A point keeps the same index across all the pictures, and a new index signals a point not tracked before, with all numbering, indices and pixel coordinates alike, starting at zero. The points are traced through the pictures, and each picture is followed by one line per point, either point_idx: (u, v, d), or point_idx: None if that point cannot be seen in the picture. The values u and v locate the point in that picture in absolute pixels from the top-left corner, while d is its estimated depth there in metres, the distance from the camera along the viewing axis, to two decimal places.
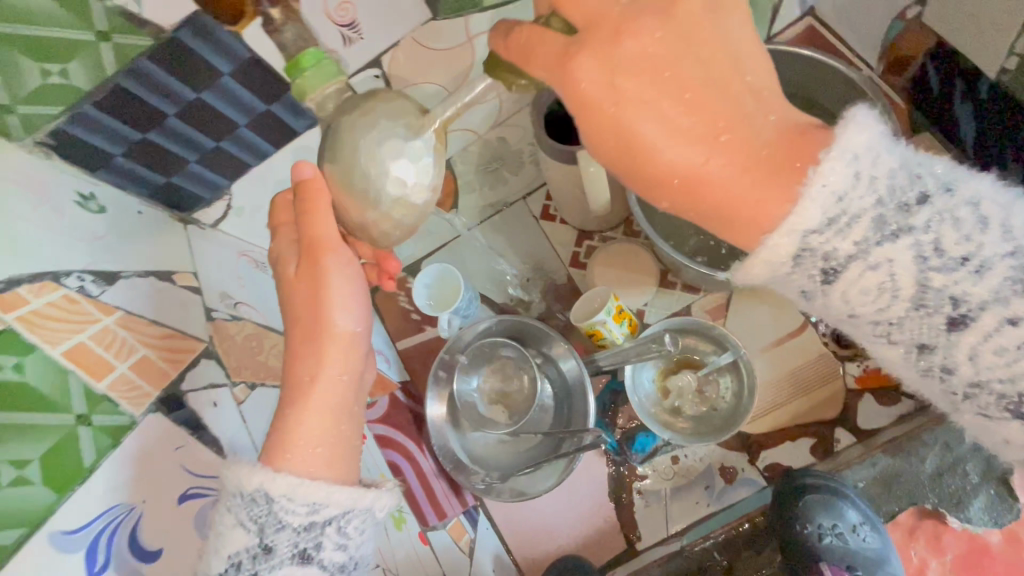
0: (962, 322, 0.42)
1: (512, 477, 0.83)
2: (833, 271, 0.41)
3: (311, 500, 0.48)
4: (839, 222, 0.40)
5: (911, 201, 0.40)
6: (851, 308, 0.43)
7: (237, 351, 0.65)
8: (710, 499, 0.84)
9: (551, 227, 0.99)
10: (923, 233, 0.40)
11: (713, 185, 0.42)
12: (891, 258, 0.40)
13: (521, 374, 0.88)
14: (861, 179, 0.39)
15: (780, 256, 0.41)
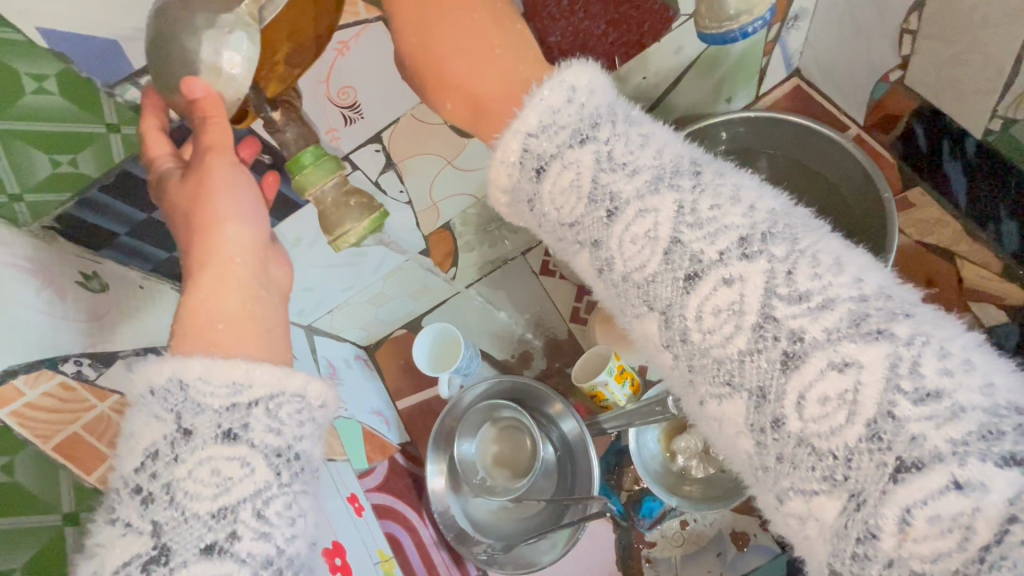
0: (792, 360, 0.36)
1: (516, 547, 0.80)
2: (541, 167, 0.46)
3: (229, 379, 0.43)
4: (548, 128, 0.46)
5: (588, 130, 0.45)
6: (624, 266, 0.44)
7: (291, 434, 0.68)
8: (722, 567, 0.80)
9: (551, 282, 0.99)
10: (602, 143, 0.44)
11: (481, 98, 0.54)
12: (552, 151, 0.46)
13: (522, 436, 0.87)
14: (572, 102, 0.46)
15: (507, 158, 0.48)
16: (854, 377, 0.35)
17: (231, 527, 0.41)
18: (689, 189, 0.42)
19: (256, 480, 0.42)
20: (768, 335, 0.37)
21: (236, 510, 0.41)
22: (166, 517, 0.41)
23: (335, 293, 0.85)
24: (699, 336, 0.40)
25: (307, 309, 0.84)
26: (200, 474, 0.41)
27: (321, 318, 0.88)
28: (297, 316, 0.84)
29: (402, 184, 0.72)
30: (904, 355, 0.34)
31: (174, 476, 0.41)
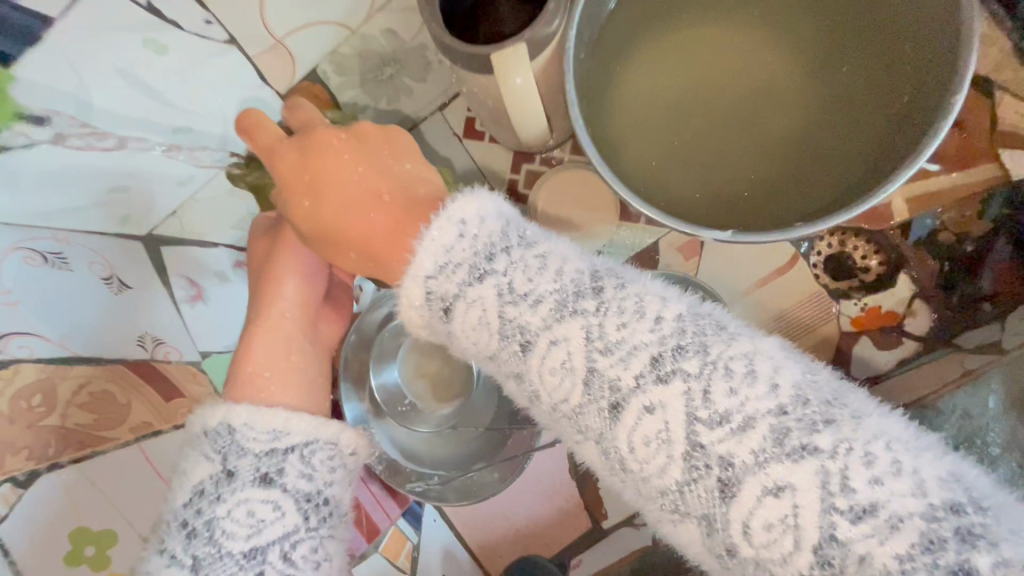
0: (728, 488, 0.36)
1: (457, 476, 0.68)
2: (448, 308, 0.42)
3: (271, 424, 0.47)
4: (447, 268, 0.42)
5: (485, 263, 0.42)
6: (551, 399, 0.41)
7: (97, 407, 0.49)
8: None
9: (478, 146, 0.75)
10: (502, 276, 0.41)
11: (374, 242, 0.48)
12: (483, 296, 0.41)
13: (453, 350, 0.72)
14: (465, 236, 0.43)
15: (413, 301, 0.44)
16: (790, 500, 0.34)
17: (261, 567, 0.44)
18: (595, 311, 0.40)
19: (286, 521, 0.45)
20: (700, 463, 0.36)
21: (265, 550, 0.44)
22: (204, 552, 0.43)
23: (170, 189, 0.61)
24: (636, 464, 0.39)
25: (134, 215, 0.59)
26: (236, 512, 0.44)
27: (165, 224, 0.65)
28: (121, 225, 0.59)
29: (202, 9, 0.53)
30: (832, 467, 0.34)
31: (214, 511, 0.44)
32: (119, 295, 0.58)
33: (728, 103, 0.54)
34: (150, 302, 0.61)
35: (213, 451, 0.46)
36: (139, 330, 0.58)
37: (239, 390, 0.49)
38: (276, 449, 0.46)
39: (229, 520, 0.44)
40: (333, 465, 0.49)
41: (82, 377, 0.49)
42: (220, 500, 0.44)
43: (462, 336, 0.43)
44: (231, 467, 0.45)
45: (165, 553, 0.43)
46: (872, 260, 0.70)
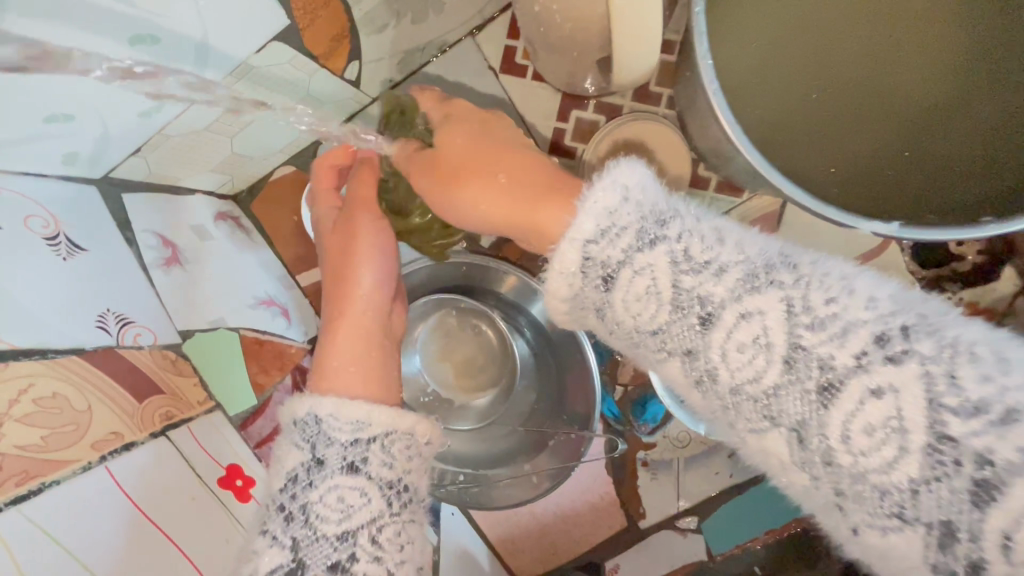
0: (987, 489, 0.25)
1: (488, 477, 0.59)
2: (609, 275, 0.34)
3: (355, 414, 0.39)
4: (611, 231, 0.34)
5: (657, 224, 0.33)
6: (730, 380, 0.31)
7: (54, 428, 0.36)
8: (732, 469, 0.67)
9: (521, 86, 0.63)
10: (675, 241, 0.33)
11: (524, 213, 0.41)
12: (649, 262, 0.33)
13: (482, 329, 0.62)
14: (629, 200, 0.34)
15: (563, 270, 0.36)
16: None
17: (352, 551, 0.36)
18: (794, 283, 0.30)
19: (372, 507, 0.37)
20: (950, 462, 0.26)
21: (355, 534, 0.36)
22: (301, 535, 0.36)
23: (128, 121, 0.47)
24: (846, 457, 0.28)
25: (84, 154, 0.47)
26: (328, 498, 0.37)
27: (125, 165, 0.52)
28: (69, 166, 0.47)
29: None
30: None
31: (307, 498, 0.37)
32: (69, 262, 0.45)
33: (868, 72, 0.48)
34: (109, 270, 0.49)
35: (303, 441, 0.39)
36: (99, 308, 0.45)
37: (319, 380, 0.42)
38: (361, 439, 0.39)
39: (321, 504, 0.37)
40: (412, 454, 0.40)
41: (25, 378, 0.36)
42: (311, 486, 0.37)
43: (618, 310, 0.35)
44: (321, 454, 0.38)
45: (265, 535, 0.37)
46: (971, 249, 0.61)
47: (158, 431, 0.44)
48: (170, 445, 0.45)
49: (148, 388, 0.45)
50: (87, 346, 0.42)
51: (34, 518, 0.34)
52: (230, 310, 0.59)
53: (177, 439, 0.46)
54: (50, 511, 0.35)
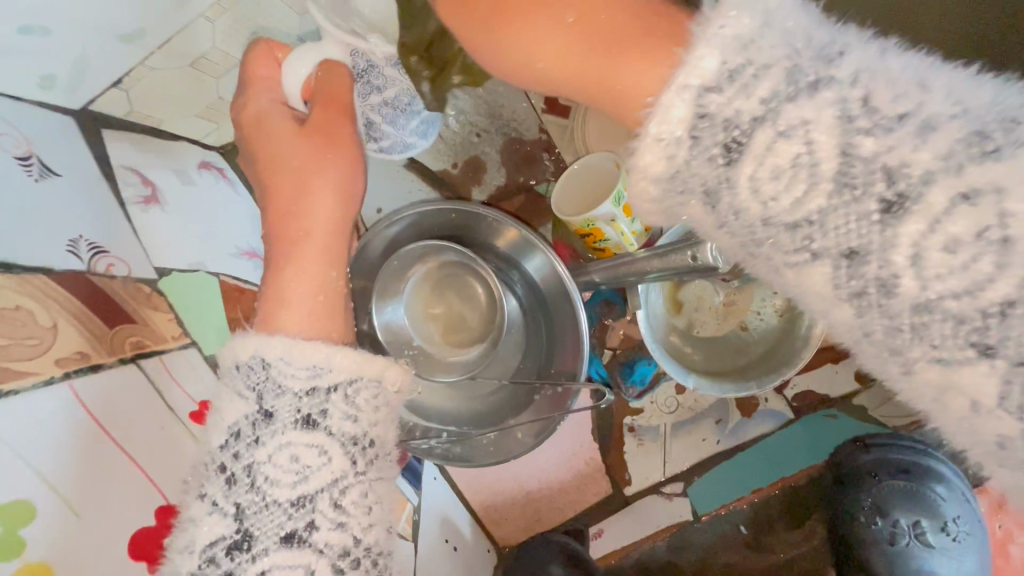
0: None
1: (470, 436, 0.59)
2: (737, 141, 0.24)
3: (310, 358, 0.35)
4: (741, 72, 0.24)
5: (835, 54, 0.24)
6: (918, 293, 0.23)
7: (18, 338, 0.35)
8: (721, 435, 0.66)
9: None
10: (849, 86, 0.23)
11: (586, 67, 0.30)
12: (806, 118, 0.23)
13: (471, 285, 0.60)
14: (772, 27, 0.24)
15: (660, 138, 0.26)
16: None
17: (310, 516, 0.33)
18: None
19: (333, 468, 0.34)
20: None
21: (314, 498, 0.34)
22: (246, 501, 0.33)
23: (110, 47, 0.46)
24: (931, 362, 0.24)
25: (63, 79, 0.46)
26: (279, 458, 0.34)
27: (104, 96, 0.50)
28: (45, 91, 0.45)
29: None
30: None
31: (254, 457, 0.34)
32: (41, 184, 0.43)
33: None
34: (84, 197, 0.47)
35: (247, 386, 0.35)
36: (71, 235, 0.43)
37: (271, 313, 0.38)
38: (319, 387, 0.35)
39: (270, 465, 0.34)
40: (379, 405, 0.36)
41: None
42: (259, 444, 0.34)
43: (743, 194, 0.25)
44: (269, 406, 0.34)
45: (203, 499, 0.34)
46: None
47: (129, 358, 0.43)
48: (140, 374, 0.43)
49: (121, 317, 0.44)
50: (56, 267, 0.40)
51: None
52: (210, 255, 0.58)
53: (149, 368, 0.44)
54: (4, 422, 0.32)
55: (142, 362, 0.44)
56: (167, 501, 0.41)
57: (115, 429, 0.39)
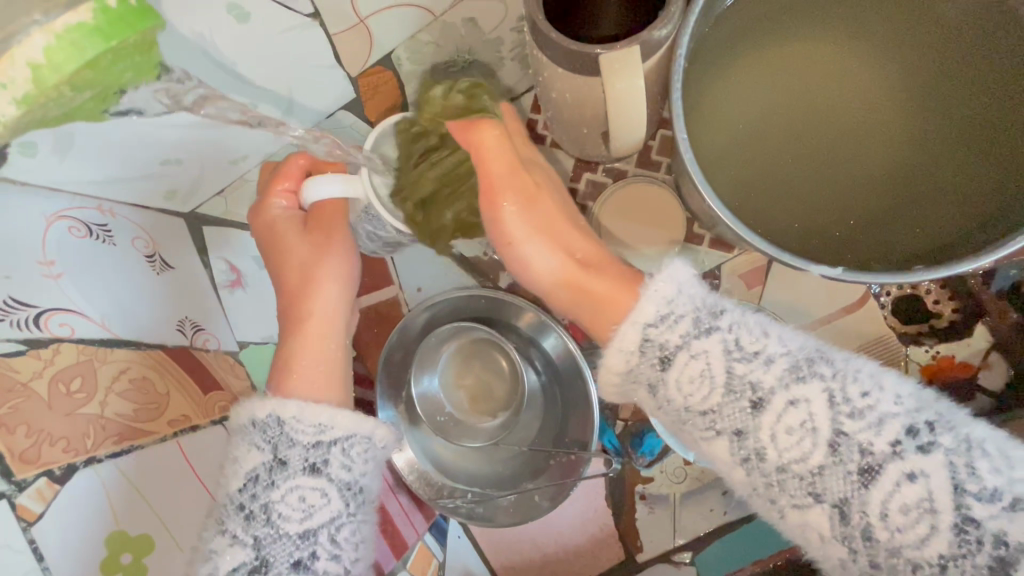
0: (869, 472, 0.36)
1: (491, 499, 0.65)
2: (666, 357, 0.42)
3: (318, 418, 0.44)
4: (669, 318, 0.42)
5: (718, 310, 0.42)
6: (778, 459, 0.38)
7: (144, 404, 0.45)
8: (727, 505, 0.70)
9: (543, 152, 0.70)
10: (727, 333, 0.41)
11: (592, 293, 0.50)
12: (706, 350, 0.41)
13: (497, 360, 0.69)
14: (677, 295, 0.43)
15: (624, 345, 0.43)
16: (924, 486, 0.35)
17: (313, 547, 0.41)
18: (832, 377, 0.39)
19: (332, 507, 0.43)
20: (972, 539, 0.35)
21: (317, 532, 0.42)
22: (263, 533, 0.41)
23: (221, 167, 0.59)
24: (776, 454, 0.39)
25: (181, 192, 0.58)
26: (289, 498, 0.42)
27: (206, 203, 0.62)
28: (168, 202, 0.58)
29: None
30: (957, 461, 0.35)
31: (269, 497, 0.41)
32: (161, 276, 0.55)
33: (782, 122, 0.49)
34: (188, 286, 0.58)
35: (263, 440, 0.43)
36: (179, 316, 0.54)
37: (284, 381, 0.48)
38: (323, 441, 0.43)
39: (282, 504, 0.41)
40: (369, 457, 0.45)
41: (122, 362, 0.45)
42: (274, 486, 0.42)
43: (671, 390, 0.42)
44: (282, 454, 0.42)
45: (224, 534, 0.41)
46: (946, 306, 0.66)
47: (218, 417, 0.52)
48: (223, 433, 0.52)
49: (212, 382, 0.54)
50: (168, 345, 0.51)
51: (124, 473, 0.41)
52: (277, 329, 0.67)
53: None
54: (137, 470, 0.42)
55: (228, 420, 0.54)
56: None
57: (209, 479, 0.48)
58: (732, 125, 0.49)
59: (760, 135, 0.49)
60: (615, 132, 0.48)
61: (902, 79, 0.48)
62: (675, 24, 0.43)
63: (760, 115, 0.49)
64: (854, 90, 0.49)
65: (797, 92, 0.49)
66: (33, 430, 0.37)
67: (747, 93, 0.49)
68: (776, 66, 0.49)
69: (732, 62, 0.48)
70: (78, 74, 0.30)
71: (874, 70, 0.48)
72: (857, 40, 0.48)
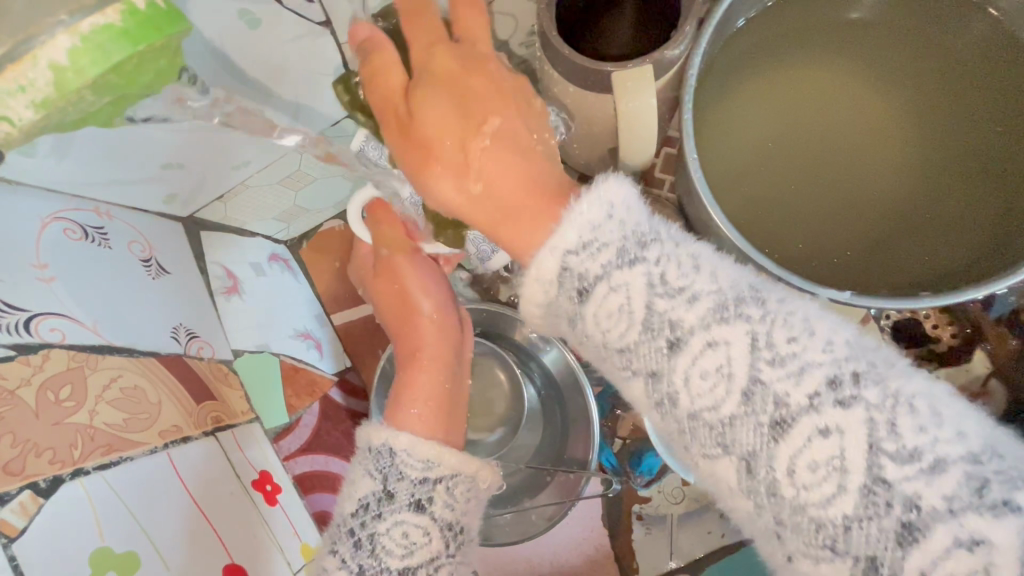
0: (781, 424, 0.31)
1: (489, 519, 0.63)
2: (585, 289, 0.35)
3: (426, 453, 0.42)
4: (592, 245, 0.35)
5: (646, 239, 0.35)
6: (690, 406, 0.33)
7: (133, 412, 0.44)
8: (724, 529, 0.69)
9: None
10: (654, 263, 0.34)
11: (511, 186, 0.39)
12: (628, 280, 0.34)
13: (495, 375, 0.68)
14: (613, 217, 0.36)
15: (540, 276, 0.37)
16: (839, 443, 0.30)
17: None
18: (760, 318, 0.32)
19: (432, 548, 0.41)
20: (882, 504, 0.29)
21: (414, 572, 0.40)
22: (367, 564, 0.40)
23: (222, 172, 0.56)
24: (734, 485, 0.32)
25: (182, 196, 0.56)
26: (393, 533, 0.40)
27: (207, 208, 0.59)
28: (168, 206, 0.56)
29: None
30: (879, 418, 0.30)
31: (375, 528, 0.40)
32: (157, 280, 0.53)
33: (793, 142, 0.49)
34: (186, 292, 0.57)
35: (376, 469, 0.42)
36: (174, 322, 0.53)
37: (393, 413, 0.45)
38: (429, 478, 0.42)
39: (387, 537, 0.40)
40: (471, 496, 0.43)
41: (115, 369, 0.44)
42: (380, 518, 0.41)
43: (589, 325, 0.36)
44: (391, 488, 0.41)
45: (335, 556, 0.41)
46: (944, 331, 0.66)
47: (210, 429, 0.51)
48: (216, 444, 0.51)
49: (203, 391, 0.53)
50: (162, 351, 0.50)
51: (111, 485, 0.40)
52: (273, 337, 0.66)
53: (222, 438, 0.53)
54: (126, 481, 0.41)
55: (219, 432, 0.53)
56: (232, 560, 0.46)
57: (200, 493, 0.46)
58: (739, 144, 0.49)
59: (767, 152, 0.49)
60: (625, 149, 0.48)
61: (911, 103, 0.48)
62: (687, 46, 0.43)
63: (771, 138, 0.49)
64: (866, 114, 0.49)
65: (807, 112, 0.49)
66: (19, 439, 0.36)
67: (756, 110, 0.49)
68: (786, 84, 0.49)
69: (739, 80, 0.48)
70: (104, 78, 0.28)
71: (885, 94, 0.48)
72: (865, 64, 0.48)
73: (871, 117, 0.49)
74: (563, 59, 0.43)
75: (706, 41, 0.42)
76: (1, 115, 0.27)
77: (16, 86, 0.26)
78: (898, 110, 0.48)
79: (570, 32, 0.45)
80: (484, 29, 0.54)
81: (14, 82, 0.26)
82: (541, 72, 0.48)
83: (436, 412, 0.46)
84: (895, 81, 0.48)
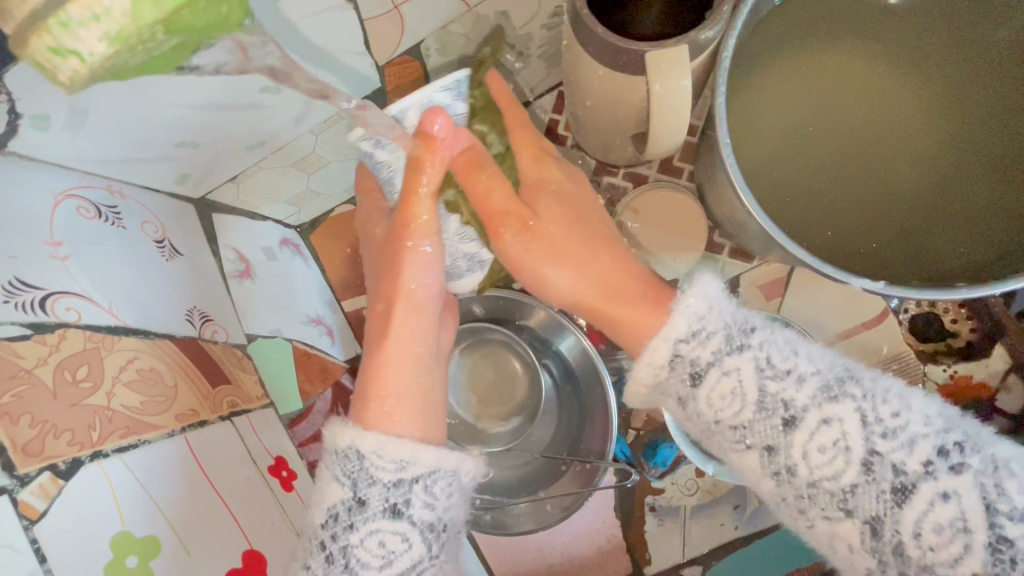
0: (902, 492, 0.35)
1: (503, 508, 0.63)
2: (697, 373, 0.40)
3: (398, 454, 0.41)
4: (700, 334, 0.40)
5: (744, 338, 0.40)
6: (809, 475, 0.37)
7: (151, 395, 0.43)
8: (738, 520, 0.69)
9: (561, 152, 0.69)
10: (759, 350, 0.39)
11: (630, 293, 0.47)
12: (801, 364, 0.39)
13: (510, 363, 0.68)
14: (714, 307, 0.40)
15: (653, 361, 0.41)
16: (956, 505, 0.34)
17: None
18: (863, 397, 0.37)
19: (413, 553, 0.41)
20: (1006, 560, 0.33)
21: None
22: None
23: (237, 152, 0.54)
24: (805, 471, 0.37)
25: (195, 176, 0.55)
26: (369, 543, 0.40)
27: (219, 189, 0.58)
28: (181, 187, 0.55)
29: None
30: (987, 481, 0.34)
31: (348, 539, 0.40)
32: (170, 262, 0.52)
33: (817, 126, 0.49)
34: (198, 274, 0.56)
35: (343, 475, 0.41)
36: (189, 305, 0.52)
37: (364, 404, 0.44)
38: (403, 480, 0.41)
39: (362, 548, 0.40)
40: (453, 491, 0.43)
41: (131, 351, 0.43)
42: (353, 529, 0.40)
43: (701, 403, 0.40)
44: (361, 494, 0.40)
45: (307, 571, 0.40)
46: (964, 326, 0.66)
47: (226, 413, 0.50)
48: (233, 429, 0.50)
49: (218, 375, 0.52)
50: (177, 335, 0.49)
51: (130, 468, 0.39)
52: (285, 323, 0.65)
53: (238, 423, 0.52)
54: (144, 466, 0.40)
55: (235, 417, 0.52)
56: (252, 546, 0.46)
57: (218, 479, 0.45)
58: (766, 129, 0.48)
59: (793, 138, 0.48)
60: (654, 134, 0.47)
61: (941, 90, 0.47)
62: (721, 27, 0.42)
63: (798, 122, 0.48)
64: (893, 101, 0.48)
65: (833, 96, 0.48)
66: (36, 421, 0.35)
67: (783, 95, 0.48)
68: (814, 68, 0.47)
69: (769, 63, 0.46)
70: (176, 12, 0.27)
71: (915, 80, 0.47)
72: (896, 49, 0.47)
73: (897, 104, 0.48)
74: (594, 39, 0.41)
75: (743, 20, 0.40)
76: (70, 49, 0.25)
77: (89, 14, 0.25)
78: (927, 97, 0.47)
79: (600, 12, 0.44)
80: (508, 8, 0.53)
81: (88, 10, 0.25)
82: (569, 52, 0.47)
83: (412, 399, 0.44)
84: (924, 67, 0.47)
